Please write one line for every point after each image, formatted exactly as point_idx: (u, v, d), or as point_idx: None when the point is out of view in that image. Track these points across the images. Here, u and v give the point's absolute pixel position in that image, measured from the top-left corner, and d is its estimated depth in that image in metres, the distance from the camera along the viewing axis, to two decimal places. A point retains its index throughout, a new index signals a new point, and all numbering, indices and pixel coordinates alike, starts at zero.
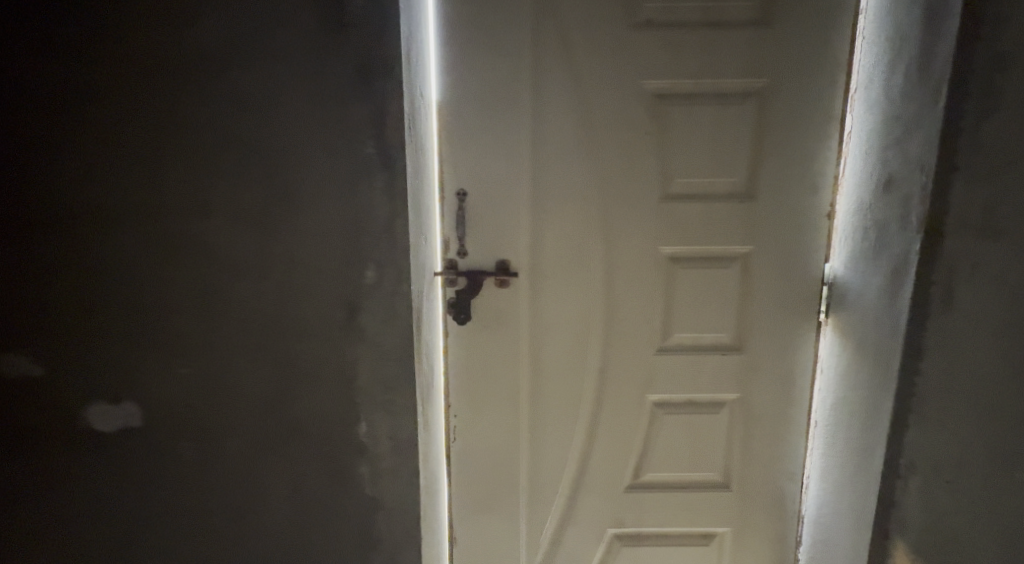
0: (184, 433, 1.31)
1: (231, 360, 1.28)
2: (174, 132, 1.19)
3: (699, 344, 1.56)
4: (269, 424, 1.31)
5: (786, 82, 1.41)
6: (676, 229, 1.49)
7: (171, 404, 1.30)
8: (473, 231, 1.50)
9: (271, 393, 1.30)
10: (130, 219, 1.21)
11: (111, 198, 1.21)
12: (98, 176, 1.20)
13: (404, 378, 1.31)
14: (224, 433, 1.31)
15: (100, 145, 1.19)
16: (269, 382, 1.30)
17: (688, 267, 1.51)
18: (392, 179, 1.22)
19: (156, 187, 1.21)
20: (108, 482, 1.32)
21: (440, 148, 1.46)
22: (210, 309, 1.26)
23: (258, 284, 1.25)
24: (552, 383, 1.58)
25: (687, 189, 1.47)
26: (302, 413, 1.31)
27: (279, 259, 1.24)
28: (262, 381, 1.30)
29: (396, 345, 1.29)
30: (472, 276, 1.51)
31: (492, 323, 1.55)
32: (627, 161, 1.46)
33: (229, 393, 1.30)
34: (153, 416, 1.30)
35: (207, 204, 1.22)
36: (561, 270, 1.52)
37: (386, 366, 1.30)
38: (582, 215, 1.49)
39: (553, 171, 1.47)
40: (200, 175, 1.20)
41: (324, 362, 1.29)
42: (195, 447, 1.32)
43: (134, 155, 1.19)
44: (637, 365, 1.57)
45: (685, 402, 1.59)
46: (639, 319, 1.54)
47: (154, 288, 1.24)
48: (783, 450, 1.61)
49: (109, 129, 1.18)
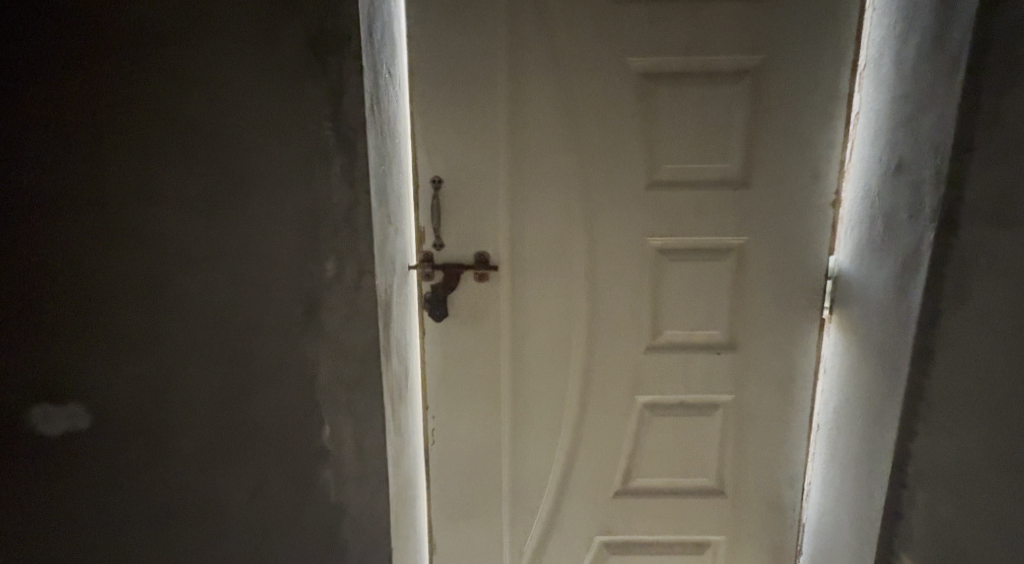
0: (138, 439, 1.16)
1: (185, 356, 1.16)
2: (118, 106, 1.07)
3: (690, 342, 1.45)
4: (225, 429, 1.20)
5: (787, 58, 1.29)
6: (665, 218, 1.39)
7: (125, 408, 1.14)
8: (448, 221, 1.40)
9: (229, 393, 1.19)
10: (72, 196, 1.07)
11: (51, 170, 1.05)
12: (38, 147, 1.04)
13: (367, 377, 1.25)
14: (177, 439, 1.18)
15: (34, 114, 1.03)
16: (222, 383, 1.19)
17: (678, 260, 1.41)
18: (350, 166, 1.15)
19: (100, 165, 1.07)
20: (46, 502, 1.12)
21: (413, 131, 1.36)
22: (158, 304, 1.13)
23: (211, 273, 1.15)
24: (534, 383, 1.48)
25: (678, 174, 1.37)
26: (259, 416, 1.21)
27: (228, 250, 1.14)
28: (215, 382, 1.18)
29: (358, 340, 1.23)
30: (449, 269, 1.41)
31: (469, 319, 1.45)
32: (612, 144, 1.35)
33: (187, 393, 1.17)
34: (103, 422, 1.13)
35: (154, 188, 1.10)
36: (541, 263, 1.42)
37: (347, 364, 1.23)
38: (562, 203, 1.38)
39: (532, 157, 1.36)
40: (148, 156, 1.09)
41: (282, 361, 1.21)
42: (151, 457, 1.17)
43: (74, 129, 1.05)
44: (625, 364, 1.47)
45: (675, 403, 1.49)
46: (625, 315, 1.44)
47: (102, 274, 1.10)
48: (782, 456, 1.50)
49: (46, 96, 1.04)
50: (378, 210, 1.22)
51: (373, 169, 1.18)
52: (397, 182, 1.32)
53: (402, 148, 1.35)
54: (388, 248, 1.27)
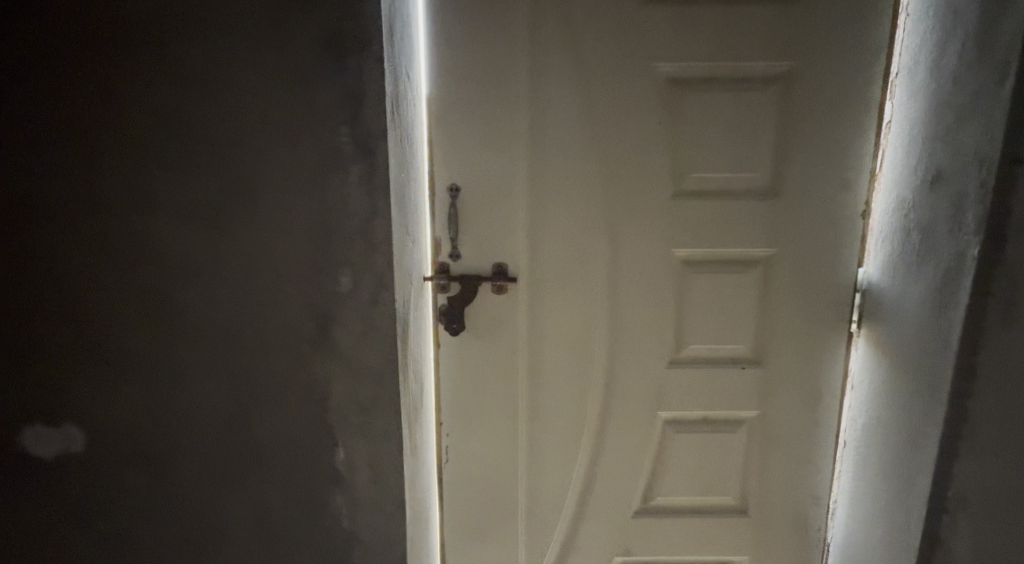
0: (131, 457, 1.16)
1: (180, 376, 1.13)
2: (114, 119, 1.04)
3: (714, 356, 1.41)
4: (230, 449, 1.17)
5: (813, 65, 1.25)
6: (689, 230, 1.35)
7: (118, 426, 1.14)
8: (465, 231, 1.37)
9: (239, 413, 1.16)
10: (66, 214, 1.06)
11: (46, 188, 1.05)
12: (35, 164, 1.04)
13: (384, 399, 1.17)
14: (176, 458, 1.17)
15: (30, 131, 1.04)
16: (228, 402, 1.15)
17: (702, 272, 1.37)
18: (369, 174, 1.08)
19: (95, 181, 1.06)
20: (47, 510, 1.17)
21: (430, 138, 1.33)
22: (157, 322, 1.11)
23: (213, 289, 1.10)
24: (552, 399, 1.44)
25: (702, 184, 1.33)
26: (270, 436, 1.17)
27: (235, 264, 1.10)
28: (219, 400, 1.15)
29: (375, 360, 1.15)
30: (464, 281, 1.38)
31: (485, 332, 1.42)
32: (635, 153, 1.31)
33: (184, 413, 1.15)
34: (98, 439, 1.14)
35: (152, 203, 1.07)
36: (561, 275, 1.38)
37: (363, 384, 1.16)
38: (582, 214, 1.35)
39: (552, 166, 1.33)
40: (146, 170, 1.06)
41: (294, 379, 1.15)
42: (145, 474, 1.17)
43: (69, 145, 1.04)
44: (646, 380, 1.43)
45: (697, 419, 1.45)
46: (646, 329, 1.40)
47: (96, 293, 1.09)
48: (808, 474, 1.46)
49: (42, 114, 1.03)
50: (399, 220, 1.16)
51: (393, 178, 1.11)
52: (415, 191, 1.29)
53: (419, 157, 1.31)
54: (406, 260, 1.23)
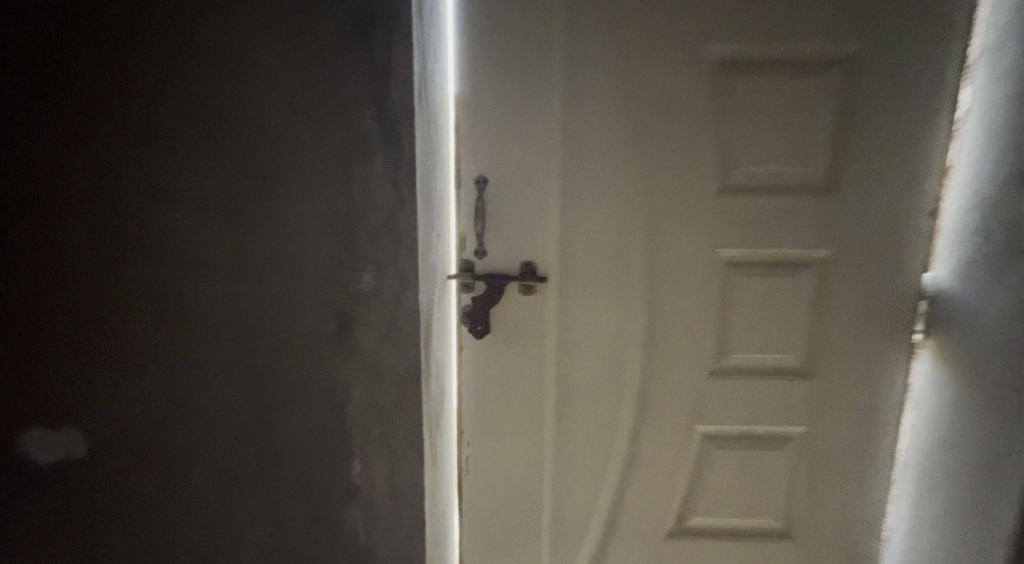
0: (144, 470, 1.01)
1: (194, 383, 1.00)
2: (135, 82, 0.90)
3: (760, 366, 1.30)
4: (243, 460, 1.05)
5: (880, 49, 1.14)
6: (736, 229, 1.24)
7: (130, 434, 0.99)
8: (492, 227, 1.28)
9: (254, 420, 1.04)
10: (69, 202, 0.90)
11: (54, 150, 0.88)
12: (40, 121, 0.87)
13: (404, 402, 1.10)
14: (188, 472, 1.03)
15: (37, 82, 0.86)
16: (242, 409, 1.04)
17: (749, 274, 1.26)
18: (394, 159, 1.01)
19: (109, 149, 0.91)
20: (37, 533, 0.98)
21: (458, 125, 1.23)
22: (173, 318, 0.98)
23: (233, 283, 0.99)
24: (584, 408, 1.34)
25: (751, 179, 1.22)
26: (282, 445, 1.06)
27: (255, 255, 0.99)
28: (235, 406, 1.03)
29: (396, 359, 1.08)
30: (490, 279, 1.29)
31: (512, 336, 1.32)
32: (679, 145, 1.21)
33: (201, 420, 1.02)
34: (108, 447, 0.98)
35: (173, 182, 0.94)
36: (595, 275, 1.27)
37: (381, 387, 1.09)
38: (620, 209, 1.24)
39: (589, 157, 1.23)
40: (168, 144, 0.93)
41: (309, 384, 1.06)
42: (157, 489, 1.02)
43: (83, 103, 0.89)
44: (685, 390, 1.32)
45: (740, 434, 1.34)
46: (686, 335, 1.29)
47: (110, 280, 0.94)
48: (859, 496, 1.34)
49: (51, 61, 0.87)
50: (422, 212, 1.06)
51: (418, 166, 1.03)
52: (440, 183, 1.19)
53: (445, 146, 1.22)
54: (430, 257, 1.13)
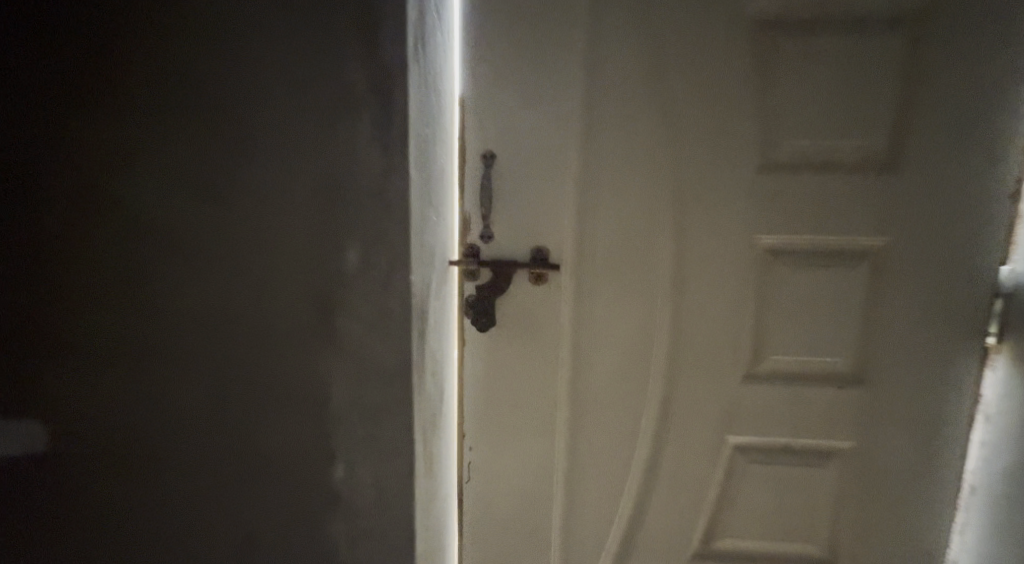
0: (109, 476, 0.87)
1: (173, 379, 0.87)
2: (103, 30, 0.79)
3: (803, 371, 1.14)
4: (224, 466, 0.90)
5: (953, 6, 0.98)
6: (778, 213, 1.08)
7: (95, 435, 0.86)
8: (501, 207, 1.15)
9: (237, 420, 0.89)
10: (34, 171, 0.80)
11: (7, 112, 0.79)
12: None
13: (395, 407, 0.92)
14: (162, 479, 0.89)
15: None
16: (224, 407, 0.89)
17: (793, 266, 1.10)
18: (385, 119, 0.84)
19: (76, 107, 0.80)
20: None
21: (463, 92, 1.10)
22: (146, 301, 0.84)
23: (218, 260, 0.85)
24: (602, 412, 1.19)
25: (796, 156, 1.06)
26: (266, 450, 0.90)
27: (239, 227, 0.85)
28: (217, 404, 0.89)
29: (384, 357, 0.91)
30: (497, 266, 1.16)
31: (521, 329, 1.18)
32: (715, 115, 1.06)
33: (176, 418, 0.88)
34: (70, 449, 0.86)
35: (144, 143, 0.81)
36: (616, 263, 1.13)
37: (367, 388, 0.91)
38: (646, 189, 1.10)
39: (612, 129, 1.08)
40: (141, 100, 0.81)
41: (295, 380, 0.90)
42: (127, 499, 0.88)
43: (43, 56, 0.78)
44: (716, 396, 1.16)
45: (778, 447, 1.18)
46: (719, 335, 1.13)
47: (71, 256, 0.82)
48: (915, 521, 1.18)
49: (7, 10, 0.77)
50: (419, 185, 0.93)
51: (415, 131, 0.89)
52: (442, 156, 1.06)
53: (449, 114, 1.08)
54: (428, 238, 1.00)
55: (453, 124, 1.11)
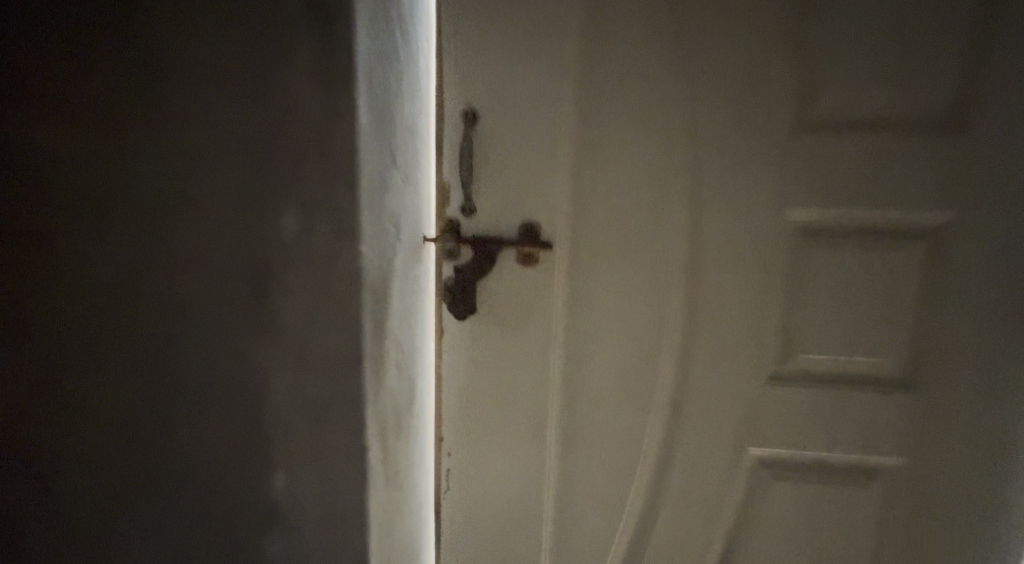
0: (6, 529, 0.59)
1: (66, 394, 0.60)
2: None
3: (840, 372, 0.98)
4: (178, 496, 0.68)
5: None
6: (811, 185, 0.93)
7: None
8: (486, 175, 0.99)
9: (192, 435, 0.68)
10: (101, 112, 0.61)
11: None
12: None
13: (347, 399, 0.78)
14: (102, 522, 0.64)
15: None
16: (176, 418, 0.67)
17: (831, 247, 0.94)
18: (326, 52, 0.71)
19: None
20: None
21: (444, 41, 0.96)
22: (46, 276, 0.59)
23: (156, 224, 0.64)
24: (603, 415, 1.03)
25: (833, 116, 0.91)
26: (234, 466, 0.71)
27: (203, 182, 0.67)
28: (167, 415, 0.67)
29: (326, 343, 0.76)
30: (478, 245, 1.00)
31: (508, 317, 1.02)
32: (737, 69, 0.91)
33: (122, 440, 0.64)
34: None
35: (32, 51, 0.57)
36: (619, 244, 0.98)
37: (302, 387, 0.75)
38: (656, 157, 0.94)
39: (619, 84, 0.93)
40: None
41: (255, 373, 0.72)
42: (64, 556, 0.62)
43: None
44: (737, 398, 1.00)
45: (808, 461, 1.01)
46: (740, 329, 0.98)
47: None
48: (969, 549, 1.01)
49: None
50: (371, 135, 0.78)
51: (363, 67, 0.75)
52: (411, 110, 0.92)
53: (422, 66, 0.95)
54: (389, 200, 0.85)
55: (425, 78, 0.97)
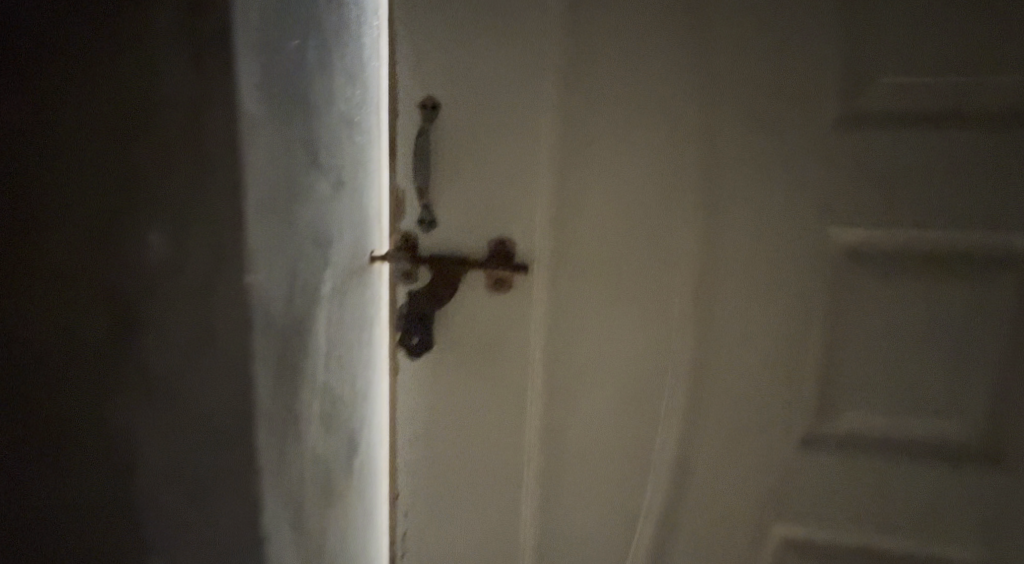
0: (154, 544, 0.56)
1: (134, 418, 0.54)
2: None
3: (892, 433, 0.77)
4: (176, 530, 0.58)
5: None
6: (860, 200, 0.72)
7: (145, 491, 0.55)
8: (448, 182, 0.80)
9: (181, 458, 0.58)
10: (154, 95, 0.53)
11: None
12: None
13: (238, 467, 0.64)
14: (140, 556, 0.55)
15: None
16: (168, 441, 0.57)
17: (882, 276, 0.74)
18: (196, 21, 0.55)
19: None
20: None
21: (396, 15, 0.77)
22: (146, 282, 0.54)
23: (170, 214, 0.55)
24: (593, 473, 0.85)
25: (892, 112, 0.70)
26: (212, 493, 0.61)
27: (188, 164, 0.56)
28: (167, 441, 0.56)
29: (215, 396, 0.61)
30: (439, 267, 0.81)
31: (477, 355, 0.84)
32: (765, 51, 0.71)
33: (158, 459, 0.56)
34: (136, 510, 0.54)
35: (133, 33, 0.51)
36: (612, 268, 0.79)
37: (188, 458, 0.58)
38: (662, 163, 0.75)
39: (613, 69, 0.74)
40: None
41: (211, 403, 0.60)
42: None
43: None
44: (759, 460, 0.80)
45: (848, 541, 0.81)
46: (767, 379, 0.78)
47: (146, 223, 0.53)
48: None
49: None
50: (270, 137, 0.63)
51: (248, 52, 0.59)
52: (347, 99, 0.74)
53: (367, 45, 0.78)
54: (306, 217, 0.69)
55: (374, 60, 0.79)
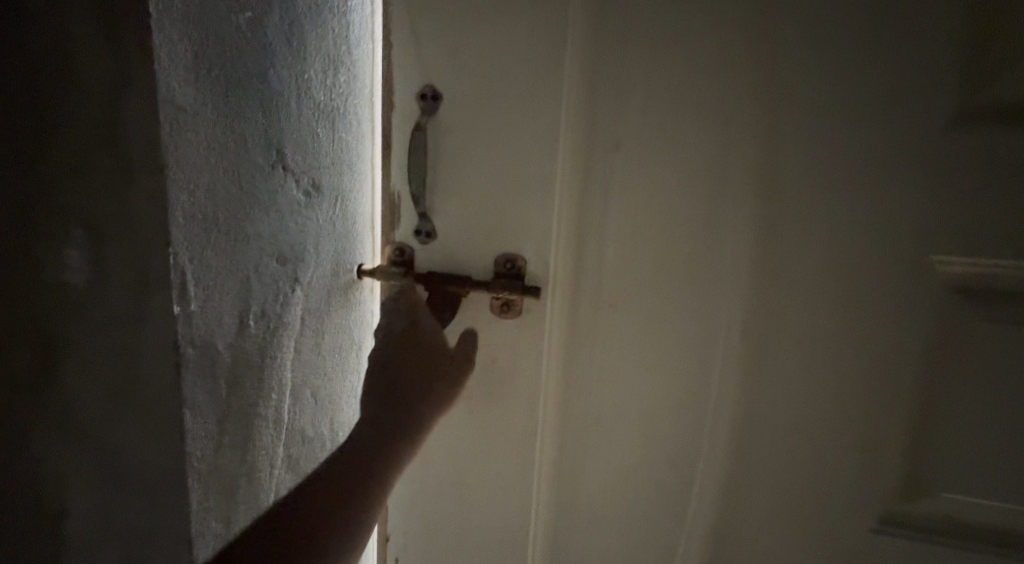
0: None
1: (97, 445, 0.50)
2: None
3: (980, 507, 0.63)
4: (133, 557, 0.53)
5: None
6: (966, 232, 0.57)
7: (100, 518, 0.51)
8: (451, 189, 0.66)
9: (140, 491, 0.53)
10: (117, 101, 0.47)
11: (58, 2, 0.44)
12: None
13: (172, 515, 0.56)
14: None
15: None
16: (125, 472, 0.52)
17: (983, 319, 0.59)
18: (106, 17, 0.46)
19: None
20: None
21: None
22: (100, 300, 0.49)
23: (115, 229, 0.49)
24: (613, 526, 0.73)
25: (1014, 117, 0.55)
26: (163, 531, 0.55)
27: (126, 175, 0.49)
28: (129, 469, 0.52)
29: (146, 445, 0.53)
30: (436, 288, 0.68)
31: (483, 390, 0.71)
32: (849, 45, 0.57)
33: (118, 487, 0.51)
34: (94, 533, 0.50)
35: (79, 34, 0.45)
36: (643, 294, 0.65)
37: (117, 509, 0.51)
38: (710, 175, 0.61)
39: (655, 58, 0.60)
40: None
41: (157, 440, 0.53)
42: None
43: None
44: (813, 524, 0.67)
45: None
46: (828, 433, 0.64)
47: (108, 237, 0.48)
48: None
49: None
50: (206, 137, 0.53)
51: (175, 34, 0.50)
52: (322, 93, 0.64)
53: (357, 24, 0.65)
54: (264, 231, 0.60)
55: (366, 41, 0.66)
